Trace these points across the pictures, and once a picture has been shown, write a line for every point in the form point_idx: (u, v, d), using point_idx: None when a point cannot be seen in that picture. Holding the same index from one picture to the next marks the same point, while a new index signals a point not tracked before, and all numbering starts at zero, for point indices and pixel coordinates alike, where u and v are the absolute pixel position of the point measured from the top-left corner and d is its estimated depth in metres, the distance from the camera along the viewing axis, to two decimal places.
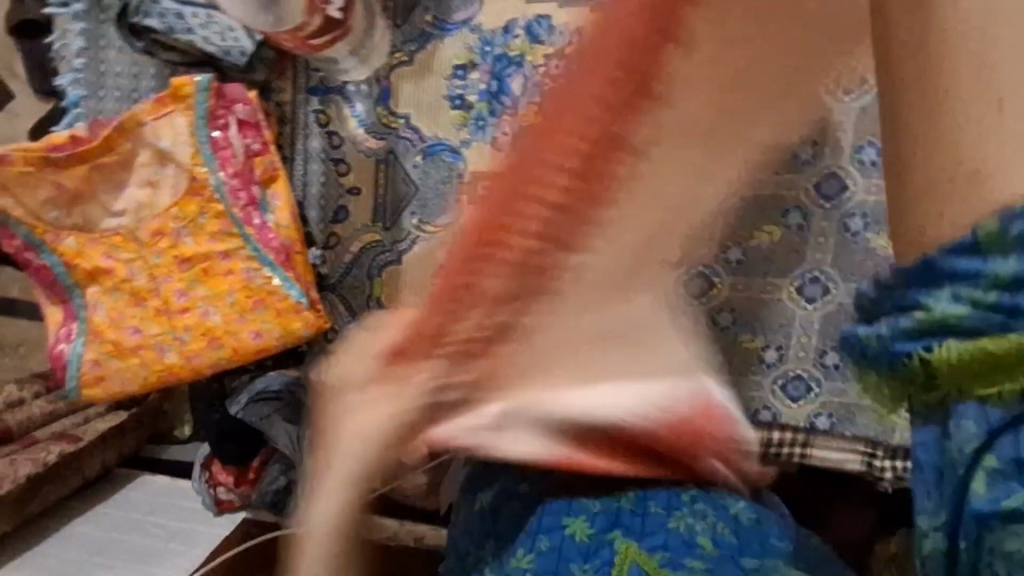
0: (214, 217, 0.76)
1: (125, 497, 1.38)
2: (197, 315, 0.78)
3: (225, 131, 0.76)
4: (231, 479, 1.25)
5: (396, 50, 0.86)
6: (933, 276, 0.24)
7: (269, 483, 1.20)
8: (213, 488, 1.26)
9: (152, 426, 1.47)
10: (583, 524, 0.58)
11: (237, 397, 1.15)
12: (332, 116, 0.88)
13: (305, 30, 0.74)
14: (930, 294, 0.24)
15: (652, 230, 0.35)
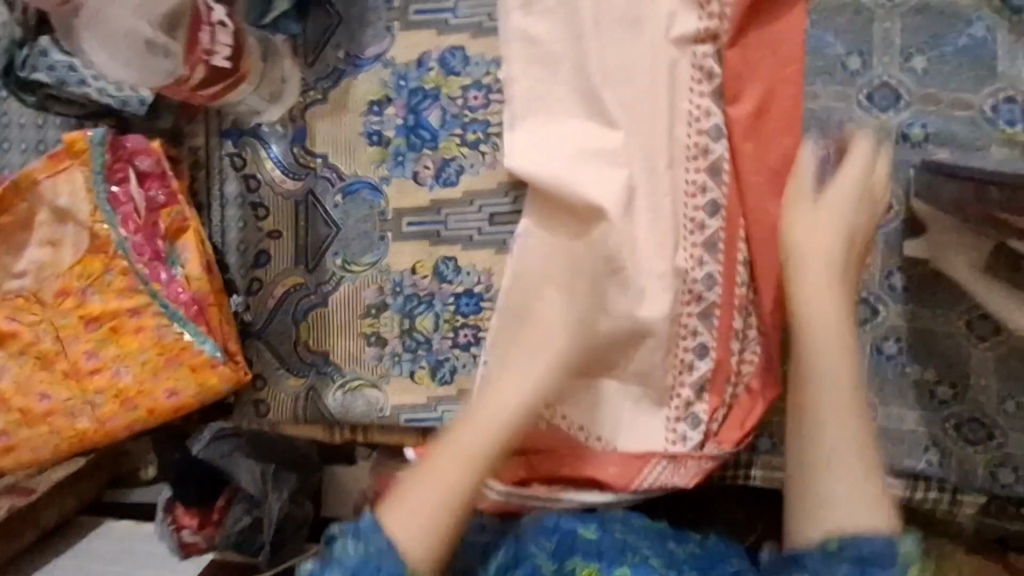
0: (120, 274, 0.73)
1: (88, 545, 1.29)
2: (108, 375, 0.74)
3: (124, 185, 0.73)
4: (195, 521, 1.27)
5: (310, 89, 0.84)
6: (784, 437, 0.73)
7: (231, 525, 1.22)
8: (178, 533, 1.27)
9: (110, 468, 1.40)
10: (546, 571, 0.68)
11: (196, 436, 1.17)
12: (247, 159, 0.85)
13: (188, 82, 0.69)
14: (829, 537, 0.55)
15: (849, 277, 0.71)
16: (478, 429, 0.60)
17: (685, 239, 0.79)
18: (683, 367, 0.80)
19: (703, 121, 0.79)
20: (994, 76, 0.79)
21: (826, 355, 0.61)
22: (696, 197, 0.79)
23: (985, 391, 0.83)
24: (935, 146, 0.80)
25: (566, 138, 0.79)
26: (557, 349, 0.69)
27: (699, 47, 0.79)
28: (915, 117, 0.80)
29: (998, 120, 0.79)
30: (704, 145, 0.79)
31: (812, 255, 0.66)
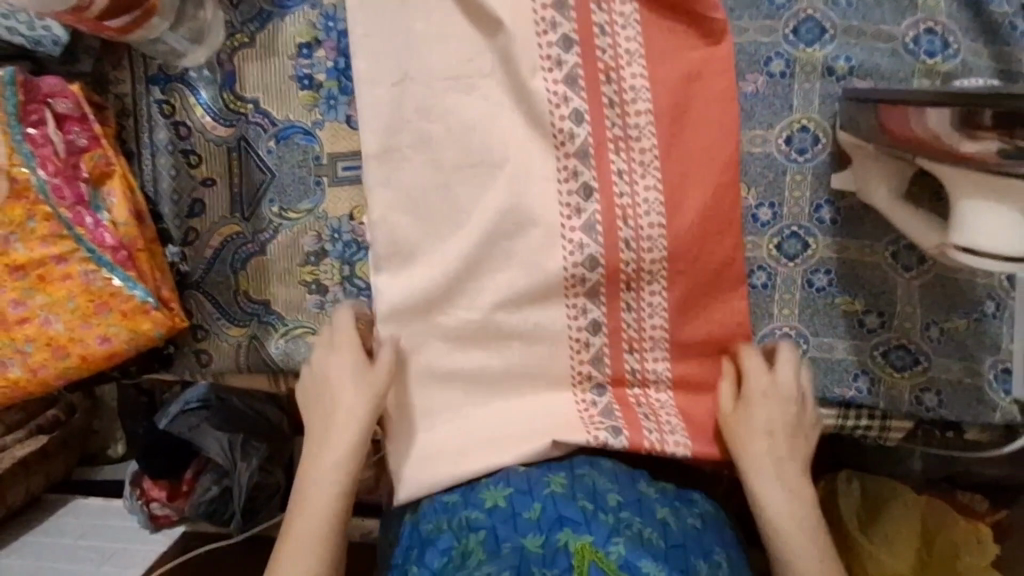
0: (43, 219, 0.72)
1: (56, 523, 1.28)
2: (36, 324, 0.73)
3: (41, 128, 0.71)
4: (164, 493, 1.23)
5: (236, 31, 0.83)
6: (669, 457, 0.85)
7: (200, 496, 1.21)
8: (146, 505, 1.24)
9: (78, 446, 1.36)
10: (534, 541, 0.70)
11: (166, 410, 1.20)
12: (176, 106, 0.84)
13: (90, 11, 0.68)
14: None
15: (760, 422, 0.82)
16: (324, 471, 0.77)
17: (565, 225, 0.84)
18: (578, 311, 0.86)
19: (621, 74, 0.82)
20: (913, 7, 0.80)
21: (781, 504, 0.79)
22: (568, 180, 0.83)
23: (911, 318, 0.85)
24: (858, 78, 0.81)
25: (443, 263, 0.85)
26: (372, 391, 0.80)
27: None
28: (839, 50, 0.81)
29: (918, 51, 0.81)
30: (569, 131, 0.82)
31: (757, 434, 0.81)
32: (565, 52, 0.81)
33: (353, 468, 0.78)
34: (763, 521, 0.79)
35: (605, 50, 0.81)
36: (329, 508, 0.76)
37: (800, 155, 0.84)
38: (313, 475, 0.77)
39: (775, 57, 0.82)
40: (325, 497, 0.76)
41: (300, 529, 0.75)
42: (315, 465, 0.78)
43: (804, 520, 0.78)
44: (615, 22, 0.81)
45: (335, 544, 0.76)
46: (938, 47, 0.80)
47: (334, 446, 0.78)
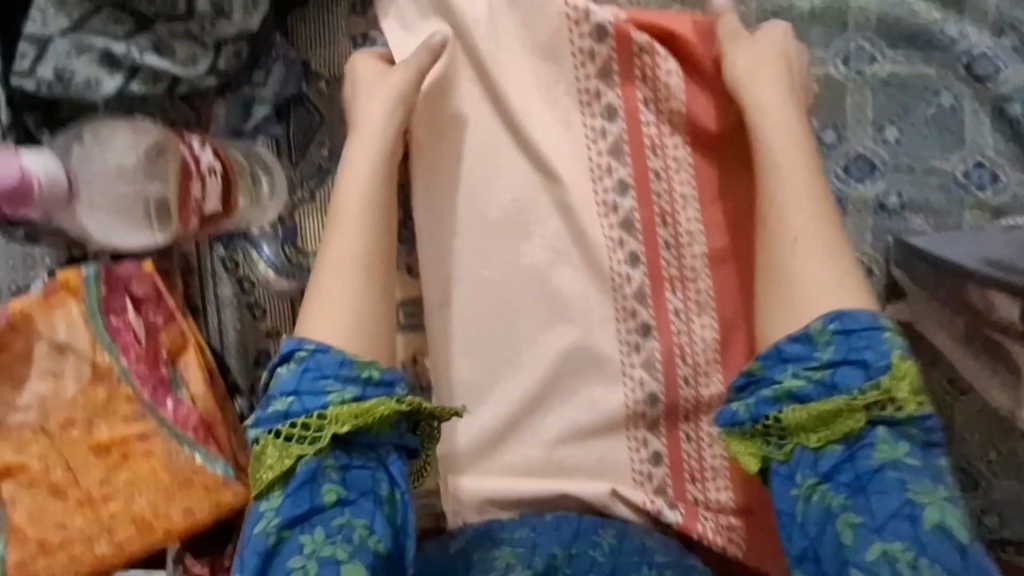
0: (125, 401, 0.73)
1: None
2: (122, 501, 0.74)
3: (122, 316, 0.73)
4: None
5: (297, 189, 0.82)
6: (781, 358, 0.60)
7: None
8: None
9: None
10: (562, 558, 0.69)
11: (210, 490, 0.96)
12: (239, 262, 0.85)
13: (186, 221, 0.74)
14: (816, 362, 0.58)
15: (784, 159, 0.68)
16: (343, 225, 0.70)
17: (625, 360, 0.84)
18: (639, 444, 0.85)
19: (676, 218, 0.82)
20: (963, 142, 0.82)
21: (779, 131, 0.69)
22: (626, 319, 0.84)
23: (968, 442, 0.87)
24: (910, 212, 0.83)
25: (499, 403, 0.85)
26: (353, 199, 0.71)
27: (664, 137, 0.82)
28: (890, 186, 0.83)
29: (970, 185, 0.82)
30: (625, 274, 0.83)
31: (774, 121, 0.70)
32: (621, 197, 0.82)
33: (371, 208, 0.70)
34: (761, 143, 0.70)
35: (660, 194, 0.82)
36: (355, 249, 0.68)
37: None
38: (330, 251, 0.68)
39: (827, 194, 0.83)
40: (345, 268, 0.68)
41: (331, 293, 0.67)
42: (343, 215, 0.70)
43: (801, 153, 0.69)
44: (670, 167, 0.82)
45: (381, 305, 0.67)
46: (989, 182, 0.82)
47: (338, 251, 0.69)
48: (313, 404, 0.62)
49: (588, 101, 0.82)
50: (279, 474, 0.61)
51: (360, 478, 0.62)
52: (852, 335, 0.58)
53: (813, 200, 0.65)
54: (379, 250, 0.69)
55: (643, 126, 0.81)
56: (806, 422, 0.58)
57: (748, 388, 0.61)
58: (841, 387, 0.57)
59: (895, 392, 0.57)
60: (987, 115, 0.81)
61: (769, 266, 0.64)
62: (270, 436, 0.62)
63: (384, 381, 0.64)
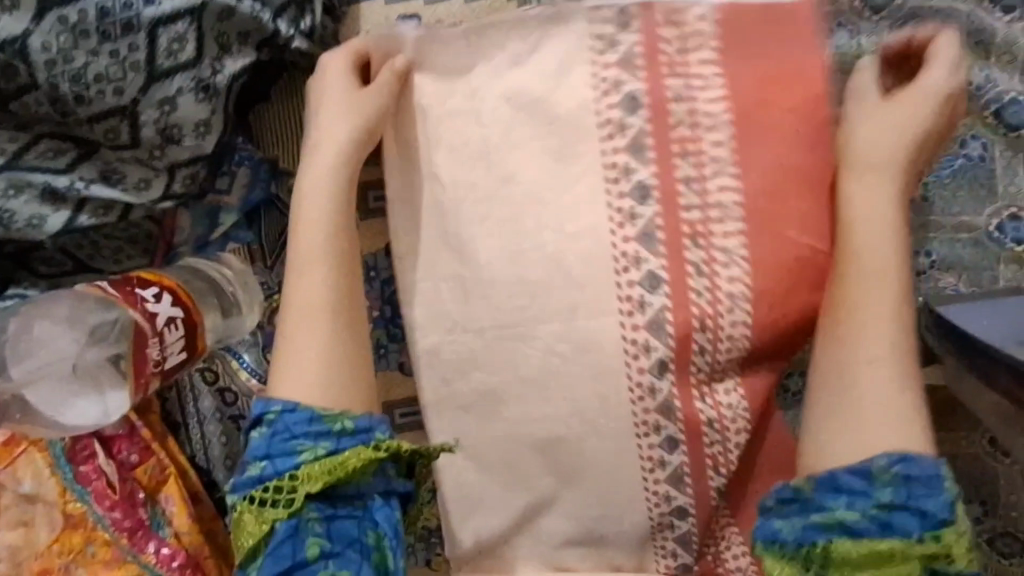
0: (102, 544, 0.68)
1: None
2: None
3: (92, 460, 0.67)
4: None
5: (274, 292, 0.77)
6: (837, 487, 0.53)
7: None
8: None
9: None
10: None
11: None
12: (218, 373, 0.80)
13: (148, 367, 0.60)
14: (874, 497, 0.52)
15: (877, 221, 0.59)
16: (309, 262, 0.63)
17: (647, 478, 0.63)
18: (667, 555, 0.66)
19: (720, 324, 0.61)
20: (993, 194, 0.75)
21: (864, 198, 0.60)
22: (649, 434, 0.63)
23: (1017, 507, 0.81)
24: (941, 272, 0.76)
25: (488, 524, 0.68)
26: (320, 209, 0.64)
27: (711, 221, 0.61)
28: (917, 245, 0.76)
29: (1005, 238, 0.75)
30: (649, 385, 0.62)
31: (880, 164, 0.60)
32: (651, 294, 0.61)
33: (339, 241, 0.64)
34: (844, 214, 0.60)
35: (699, 293, 0.61)
36: (323, 292, 0.62)
37: None
38: (295, 298, 0.62)
39: None
40: (313, 315, 0.62)
41: (296, 353, 0.61)
42: (302, 260, 0.63)
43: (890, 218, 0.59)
44: (715, 261, 0.61)
45: (350, 358, 0.62)
46: None
47: (304, 297, 0.62)
48: (285, 464, 0.58)
49: (615, 178, 0.62)
50: (258, 535, 0.57)
51: (345, 528, 0.58)
52: (913, 482, 0.52)
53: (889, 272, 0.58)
54: (346, 296, 0.63)
55: (681, 188, 0.61)
56: (854, 555, 0.52)
57: (792, 505, 0.55)
58: (898, 529, 0.51)
59: (954, 549, 0.50)
60: (1020, 163, 0.75)
61: (829, 360, 0.58)
62: (248, 504, 0.58)
63: (359, 429, 0.59)
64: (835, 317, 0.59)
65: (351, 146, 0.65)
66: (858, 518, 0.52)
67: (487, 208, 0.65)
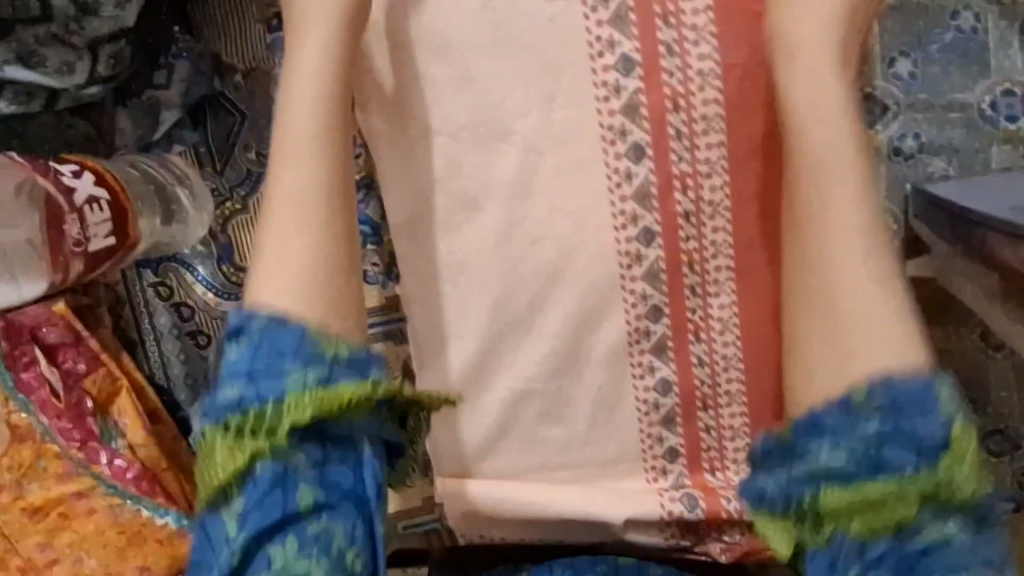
0: (53, 458, 0.65)
1: None
2: (68, 566, 0.66)
3: (34, 369, 0.65)
4: None
5: (225, 198, 0.74)
6: (819, 428, 0.43)
7: None
8: None
9: None
10: None
11: None
12: (173, 287, 0.76)
13: (66, 245, 0.59)
14: (859, 431, 0.42)
15: (819, 117, 0.48)
16: (294, 156, 0.49)
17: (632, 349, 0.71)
18: (653, 440, 0.74)
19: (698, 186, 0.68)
20: (986, 69, 0.70)
21: (818, 98, 0.49)
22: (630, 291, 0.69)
23: (1008, 403, 0.78)
24: (931, 156, 0.72)
25: (489, 407, 0.74)
26: (304, 94, 0.50)
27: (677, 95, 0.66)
28: (905, 128, 0.72)
29: (997, 116, 0.71)
30: (637, 251, 0.69)
31: (816, 44, 0.50)
32: (636, 164, 0.67)
33: (326, 122, 0.50)
34: (788, 107, 0.50)
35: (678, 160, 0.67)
36: (303, 187, 0.48)
37: None
38: (273, 195, 0.48)
39: None
40: (294, 215, 0.48)
41: (274, 265, 0.47)
42: (283, 152, 0.49)
43: (844, 104, 0.49)
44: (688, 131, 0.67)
45: (346, 265, 0.48)
46: (1019, 111, 0.71)
47: (281, 196, 0.48)
48: (269, 389, 0.44)
49: (600, 52, 0.66)
50: (231, 476, 0.44)
51: (340, 480, 0.45)
52: (903, 401, 0.41)
53: (852, 189, 0.47)
54: (327, 193, 0.48)
55: (663, 76, 0.66)
56: (843, 508, 0.42)
57: (775, 457, 0.45)
58: (891, 467, 0.41)
59: (954, 480, 0.41)
60: (1015, 34, 0.70)
61: (806, 282, 0.48)
62: (220, 431, 0.44)
63: (357, 363, 0.45)
64: (806, 224, 0.48)
65: (348, 17, 0.52)
66: (848, 462, 0.42)
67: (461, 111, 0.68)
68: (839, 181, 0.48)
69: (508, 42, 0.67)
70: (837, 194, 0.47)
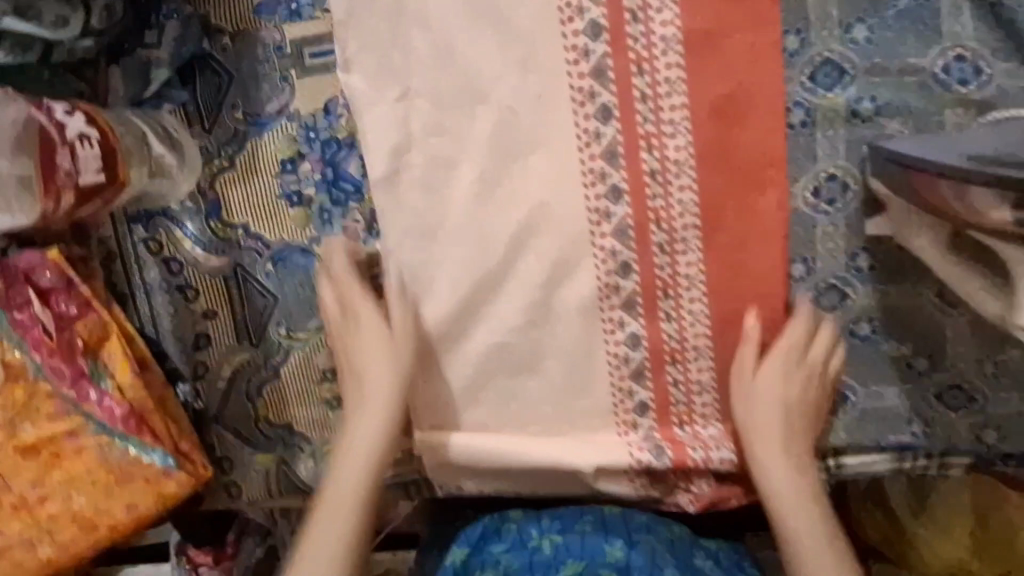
0: (46, 398, 0.69)
1: None
2: (60, 502, 0.71)
3: (27, 308, 0.68)
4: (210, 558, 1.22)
5: (213, 157, 0.77)
6: None
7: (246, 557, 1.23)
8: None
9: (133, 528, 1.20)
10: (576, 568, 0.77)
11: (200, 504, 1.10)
12: (162, 242, 0.79)
13: (60, 179, 0.62)
14: None
15: (765, 421, 0.77)
16: (356, 418, 0.74)
17: (602, 305, 0.80)
18: (624, 394, 0.82)
19: (664, 147, 0.76)
20: (939, 36, 0.74)
21: (763, 417, 0.77)
22: (601, 225, 0.78)
23: (962, 358, 0.83)
24: (886, 118, 0.75)
25: (467, 357, 0.81)
26: (379, 332, 0.76)
27: (650, 55, 0.74)
28: (862, 91, 0.75)
29: (950, 81, 0.74)
30: (605, 209, 0.77)
31: (759, 399, 0.78)
32: (603, 125, 0.75)
33: (390, 418, 0.74)
34: (743, 419, 0.78)
35: (646, 118, 0.75)
36: (365, 441, 0.73)
37: (830, 206, 0.79)
38: (344, 447, 0.73)
39: (793, 106, 0.76)
40: (347, 486, 0.71)
41: (320, 530, 0.69)
42: (343, 452, 0.73)
43: (773, 409, 0.77)
44: (658, 95, 0.75)
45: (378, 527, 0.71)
46: (971, 75, 0.74)
47: (349, 460, 0.72)
48: None
49: (570, 18, 0.74)
50: None
51: None
52: None
53: (785, 484, 0.75)
54: (390, 442, 0.74)
55: (629, 42, 0.74)
56: None
57: None
58: None
59: None
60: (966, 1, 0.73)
61: (771, 487, 0.75)
62: None
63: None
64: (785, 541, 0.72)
65: (421, 326, 0.79)
66: None
67: (442, 76, 0.75)
68: (779, 470, 0.76)
69: (490, 15, 0.74)
70: (782, 476, 0.75)
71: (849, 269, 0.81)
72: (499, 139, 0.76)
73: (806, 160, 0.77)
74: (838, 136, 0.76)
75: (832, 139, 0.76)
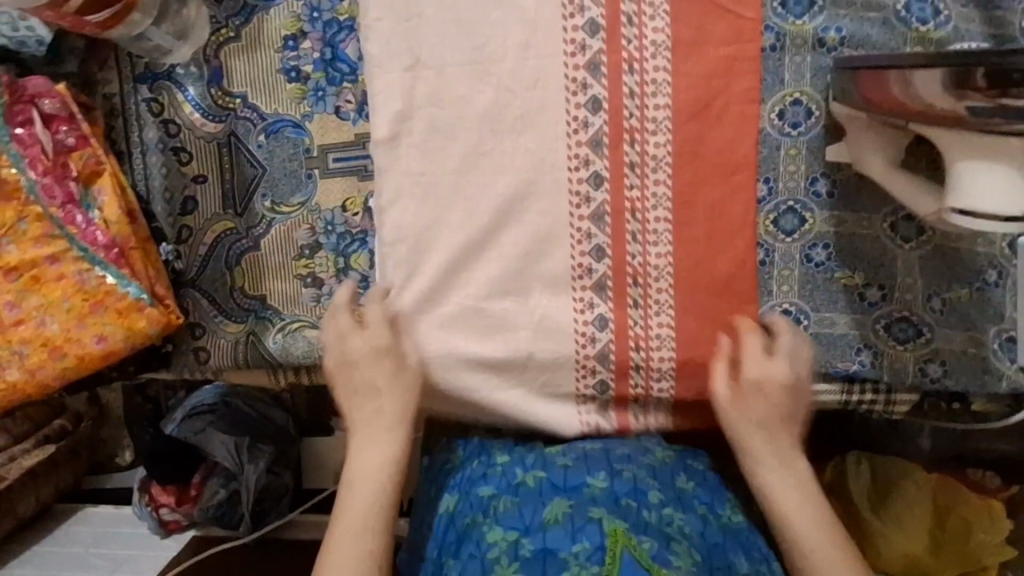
0: (34, 220, 0.73)
1: (66, 531, 1.23)
2: (32, 326, 0.73)
3: (28, 128, 0.72)
4: (172, 499, 1.21)
5: (221, 26, 0.82)
6: None
7: (208, 500, 1.20)
8: (156, 511, 1.21)
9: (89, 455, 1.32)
10: (559, 506, 0.75)
11: (171, 417, 1.21)
12: (164, 104, 0.83)
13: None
14: None
15: (780, 438, 0.79)
16: (365, 472, 0.77)
17: (574, 213, 0.82)
18: (585, 303, 0.84)
19: (643, 62, 0.80)
20: None
21: (774, 425, 0.80)
22: (578, 130, 0.81)
23: (911, 291, 0.86)
24: (850, 49, 0.81)
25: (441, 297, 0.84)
26: (387, 411, 0.79)
27: None
28: (828, 21, 0.81)
29: (911, 18, 0.80)
30: (584, 116, 0.81)
31: (782, 413, 0.80)
32: (590, 33, 0.80)
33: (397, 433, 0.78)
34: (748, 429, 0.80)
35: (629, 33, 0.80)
36: (370, 500, 0.76)
37: (795, 129, 0.84)
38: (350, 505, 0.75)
39: (765, 30, 0.81)
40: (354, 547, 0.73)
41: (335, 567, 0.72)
42: (354, 451, 0.78)
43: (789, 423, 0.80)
44: (642, 12, 0.80)
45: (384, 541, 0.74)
46: (930, 14, 0.80)
47: (354, 511, 0.75)
48: None
49: None
50: None
51: None
52: None
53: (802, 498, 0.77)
54: (395, 428, 0.78)
55: None
56: None
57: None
58: None
59: None
60: None
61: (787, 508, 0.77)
62: None
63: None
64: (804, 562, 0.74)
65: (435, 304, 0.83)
66: None
67: None
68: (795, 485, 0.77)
69: None
70: (798, 495, 0.77)
71: (808, 192, 0.85)
72: (488, 36, 0.80)
73: (774, 82, 0.82)
74: (803, 62, 0.82)
75: (798, 65, 0.82)
